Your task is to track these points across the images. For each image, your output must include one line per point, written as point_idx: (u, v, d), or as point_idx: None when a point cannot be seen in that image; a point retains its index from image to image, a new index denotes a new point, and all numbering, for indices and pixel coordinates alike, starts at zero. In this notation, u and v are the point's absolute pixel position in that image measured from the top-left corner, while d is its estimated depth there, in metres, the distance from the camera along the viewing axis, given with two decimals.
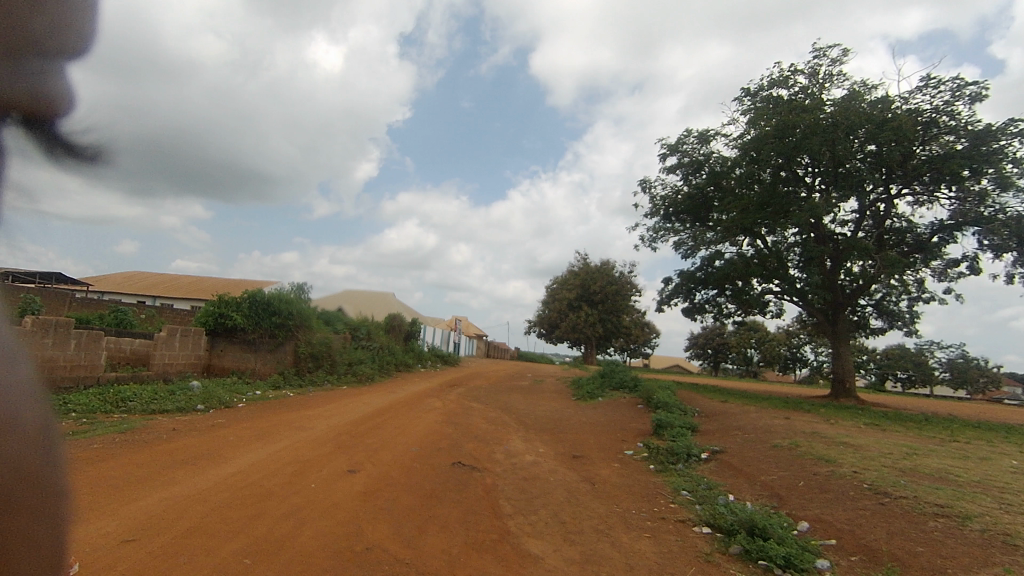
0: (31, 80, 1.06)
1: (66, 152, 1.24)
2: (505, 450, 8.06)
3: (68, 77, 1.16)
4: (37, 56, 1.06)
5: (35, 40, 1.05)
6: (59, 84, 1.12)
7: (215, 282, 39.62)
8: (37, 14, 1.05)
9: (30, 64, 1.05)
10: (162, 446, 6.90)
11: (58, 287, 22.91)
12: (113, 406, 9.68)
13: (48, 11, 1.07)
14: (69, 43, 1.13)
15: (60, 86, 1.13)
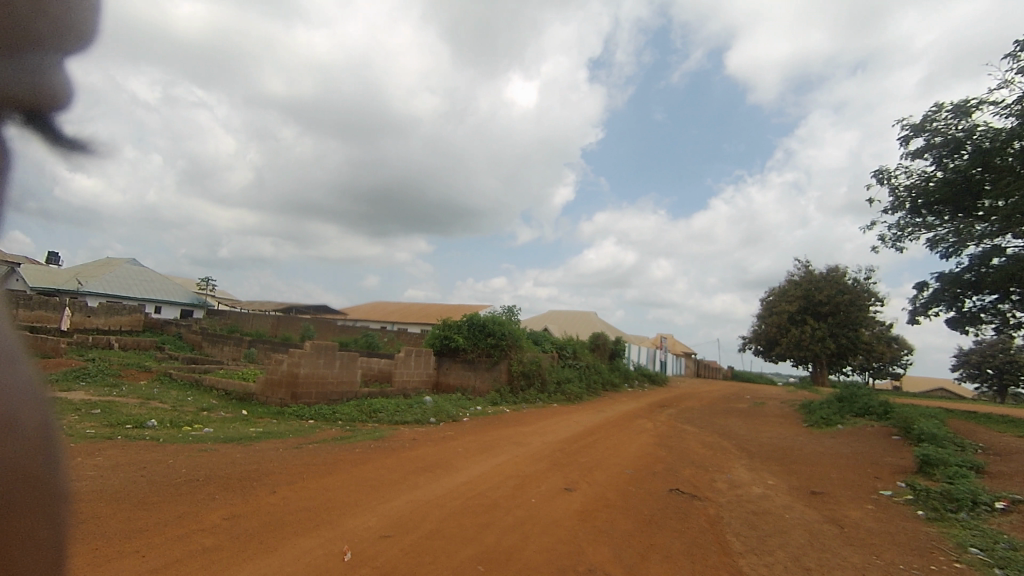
0: (30, 78, 0.96)
1: (75, 154, 1.13)
2: (728, 479, 7.46)
3: (69, 74, 1.04)
4: (36, 52, 0.96)
5: (33, 39, 0.95)
6: (60, 81, 1.01)
7: (438, 309, 44.63)
8: (41, 13, 0.96)
9: (29, 61, 0.95)
10: (405, 453, 7.91)
11: (325, 317, 28.10)
12: (368, 416, 11.43)
13: (54, 11, 0.98)
14: (70, 39, 1.02)
15: (60, 83, 1.01)
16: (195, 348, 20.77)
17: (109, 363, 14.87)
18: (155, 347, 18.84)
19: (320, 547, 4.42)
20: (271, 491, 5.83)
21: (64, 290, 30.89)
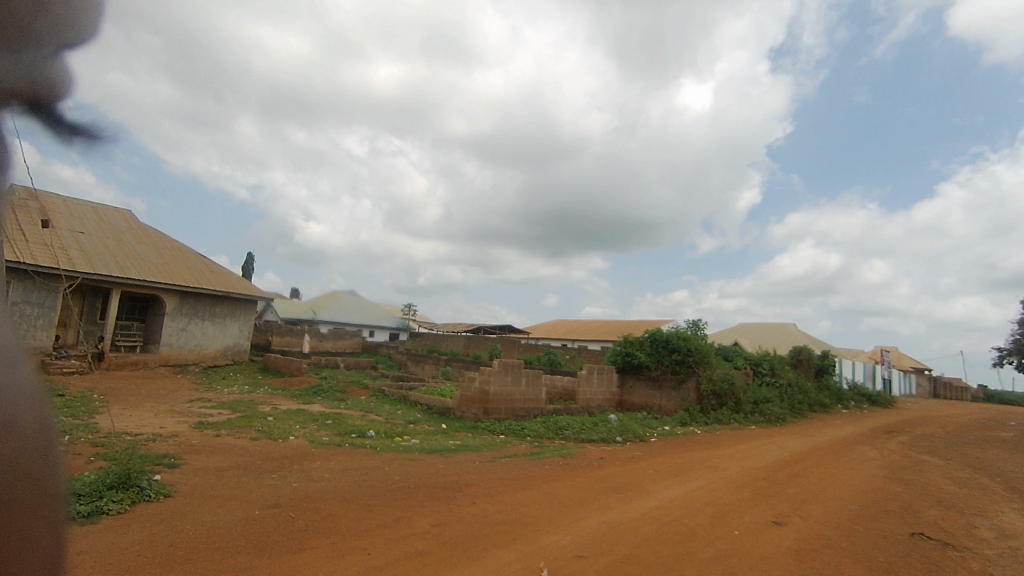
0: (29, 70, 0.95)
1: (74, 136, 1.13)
2: (993, 526, 6.02)
3: (68, 62, 1.05)
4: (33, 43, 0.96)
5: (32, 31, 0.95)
6: (56, 68, 1.01)
7: (618, 324, 44.21)
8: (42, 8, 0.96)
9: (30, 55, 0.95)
10: (595, 472, 7.86)
11: (510, 336, 29.57)
12: (555, 433, 11.67)
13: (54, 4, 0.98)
14: (70, 31, 1.03)
15: (57, 70, 1.01)
16: (402, 366, 23.35)
17: (338, 381, 17.44)
18: (371, 367, 21.63)
19: (518, 561, 4.58)
20: (471, 502, 6.23)
21: (304, 320, 37.24)
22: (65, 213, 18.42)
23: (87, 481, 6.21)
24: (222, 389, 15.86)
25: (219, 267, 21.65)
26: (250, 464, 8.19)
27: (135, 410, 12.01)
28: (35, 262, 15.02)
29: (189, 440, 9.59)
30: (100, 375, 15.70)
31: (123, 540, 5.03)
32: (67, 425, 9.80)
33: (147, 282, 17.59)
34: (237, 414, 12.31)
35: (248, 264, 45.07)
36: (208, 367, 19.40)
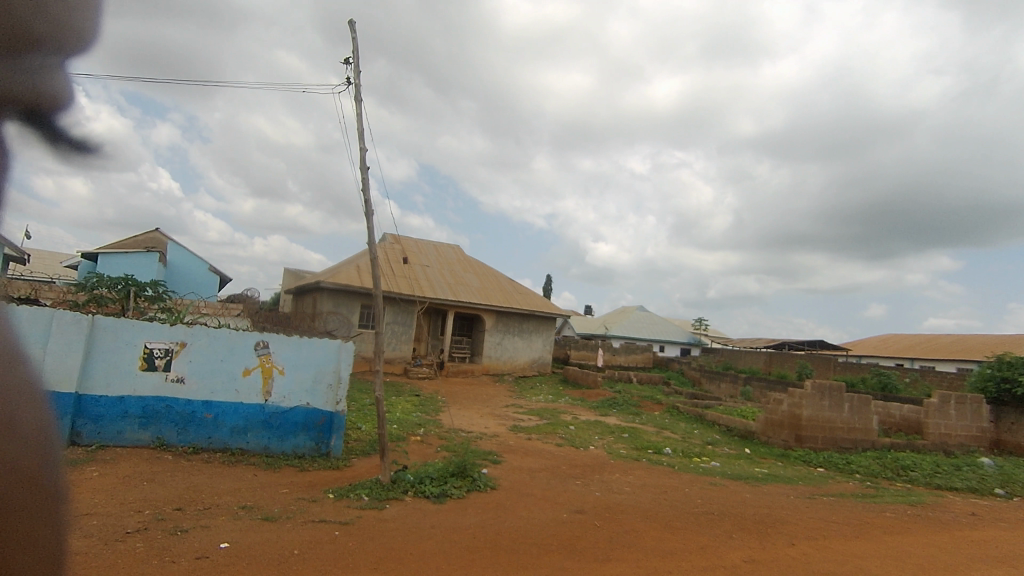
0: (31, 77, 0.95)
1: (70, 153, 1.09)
2: None
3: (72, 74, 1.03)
4: (35, 51, 0.94)
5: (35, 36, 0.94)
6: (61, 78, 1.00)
7: (983, 340, 34.21)
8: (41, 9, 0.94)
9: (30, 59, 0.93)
10: (963, 531, 6.12)
11: (826, 354, 25.62)
12: (895, 473, 9.58)
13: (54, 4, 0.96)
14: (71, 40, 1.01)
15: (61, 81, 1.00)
16: (696, 383, 22.42)
17: (632, 395, 17.71)
18: (663, 382, 21.39)
19: None
20: (789, 543, 5.51)
21: (597, 334, 39.17)
22: (417, 252, 23.51)
23: (437, 467, 7.63)
24: (532, 397, 17.76)
25: (525, 288, 24.56)
26: (557, 468, 8.93)
27: (467, 411, 14.37)
28: (400, 291, 19.49)
29: (507, 440, 11.00)
30: (442, 380, 19.34)
31: (463, 521, 6.02)
32: (423, 419, 12.31)
33: (473, 303, 21.06)
34: (544, 420, 13.59)
35: (547, 284, 49.99)
36: (519, 377, 22.03)
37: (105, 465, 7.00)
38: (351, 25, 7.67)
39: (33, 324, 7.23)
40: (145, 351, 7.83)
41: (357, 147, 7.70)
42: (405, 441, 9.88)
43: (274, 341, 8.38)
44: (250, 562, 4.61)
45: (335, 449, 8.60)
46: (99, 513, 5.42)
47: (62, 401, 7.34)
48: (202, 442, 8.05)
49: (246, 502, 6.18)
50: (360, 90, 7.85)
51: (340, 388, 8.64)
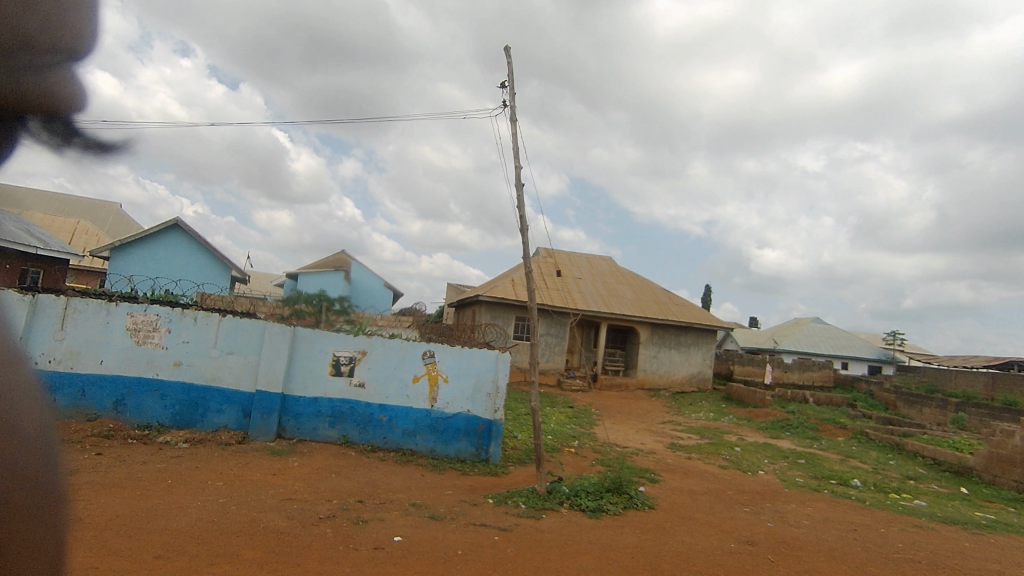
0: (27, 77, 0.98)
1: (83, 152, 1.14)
2: None
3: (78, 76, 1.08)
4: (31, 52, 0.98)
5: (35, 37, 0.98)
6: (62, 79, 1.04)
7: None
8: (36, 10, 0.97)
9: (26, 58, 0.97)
10: None
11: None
12: None
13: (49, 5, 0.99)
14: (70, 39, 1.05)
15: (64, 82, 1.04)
16: (890, 407, 19.38)
17: (809, 417, 15.86)
18: (848, 405, 18.85)
19: None
20: None
21: (764, 349, 35.90)
22: (570, 264, 23.73)
23: (593, 481, 7.52)
24: (691, 414, 16.80)
25: (682, 299, 23.45)
26: (722, 492, 8.30)
27: (622, 426, 14.05)
28: (554, 303, 19.79)
29: (665, 458, 10.52)
30: (596, 393, 19.18)
31: (620, 539, 5.85)
32: (578, 432, 12.31)
33: (627, 315, 20.63)
34: (706, 440, 12.75)
35: (706, 294, 47.19)
36: (677, 393, 21.01)
37: (304, 457, 8.06)
38: (507, 50, 8.06)
39: (251, 335, 8.70)
40: (333, 359, 8.90)
41: (513, 165, 8.02)
42: (559, 452, 9.95)
43: (439, 351, 9.02)
44: (420, 557, 4.95)
45: (493, 456, 8.96)
46: (299, 499, 6.25)
47: (272, 400, 8.61)
48: (379, 441, 8.89)
49: (415, 500, 6.67)
50: (515, 111, 8.19)
51: (498, 397, 9.02)
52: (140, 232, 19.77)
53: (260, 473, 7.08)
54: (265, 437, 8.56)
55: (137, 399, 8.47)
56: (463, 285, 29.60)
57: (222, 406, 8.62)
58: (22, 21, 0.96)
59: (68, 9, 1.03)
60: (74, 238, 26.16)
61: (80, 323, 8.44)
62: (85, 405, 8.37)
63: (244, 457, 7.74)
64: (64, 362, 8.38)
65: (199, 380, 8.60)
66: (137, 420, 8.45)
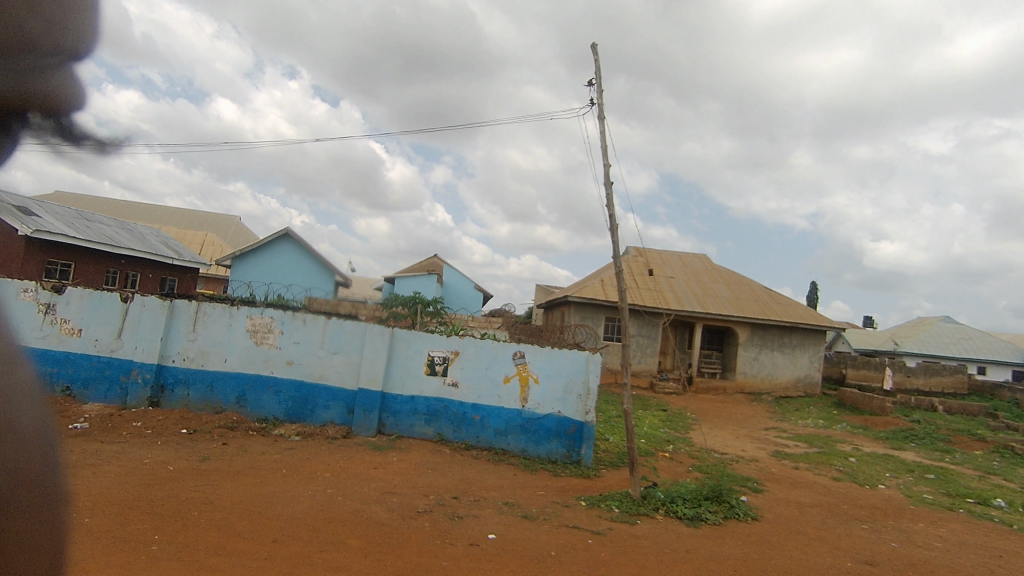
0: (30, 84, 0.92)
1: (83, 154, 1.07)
2: None
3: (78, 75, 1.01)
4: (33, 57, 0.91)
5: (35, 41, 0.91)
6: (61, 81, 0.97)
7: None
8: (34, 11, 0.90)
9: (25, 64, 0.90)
10: None
11: None
12: None
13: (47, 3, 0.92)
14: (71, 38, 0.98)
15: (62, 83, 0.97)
16: None
17: (938, 427, 14.25)
18: (987, 414, 16.74)
19: None
20: None
21: (882, 350, 32.80)
22: (662, 263, 23.02)
23: (690, 488, 7.23)
24: (798, 421, 15.68)
25: (785, 297, 21.98)
26: (836, 506, 7.65)
27: (720, 431, 13.40)
28: (645, 303, 19.29)
29: (769, 467, 9.89)
30: (692, 397, 18.45)
31: (721, 551, 5.57)
32: (672, 436, 11.89)
33: (724, 315, 19.66)
34: (816, 449, 11.85)
35: (812, 292, 43.91)
36: (782, 397, 19.69)
37: (402, 452, 8.42)
38: (593, 48, 7.95)
39: (354, 336, 9.23)
40: (429, 359, 9.23)
41: (601, 163, 7.90)
42: (654, 457, 9.66)
43: (529, 352, 9.07)
44: (513, 556, 5.00)
45: (586, 458, 8.88)
46: (398, 492, 6.53)
47: (373, 397, 9.09)
48: (472, 439, 9.11)
49: (508, 500, 6.75)
50: (603, 109, 8.06)
51: (589, 399, 8.93)
52: (256, 242, 21.65)
53: (364, 467, 7.49)
54: (367, 432, 9.05)
55: (256, 394, 9.27)
56: (552, 285, 29.63)
57: (329, 402, 9.22)
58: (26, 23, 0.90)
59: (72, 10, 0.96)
60: (202, 249, 29.15)
61: (208, 325, 9.38)
62: (213, 399, 9.29)
63: (348, 450, 8.22)
64: (196, 360, 9.35)
65: (308, 377, 9.26)
66: (256, 414, 9.25)
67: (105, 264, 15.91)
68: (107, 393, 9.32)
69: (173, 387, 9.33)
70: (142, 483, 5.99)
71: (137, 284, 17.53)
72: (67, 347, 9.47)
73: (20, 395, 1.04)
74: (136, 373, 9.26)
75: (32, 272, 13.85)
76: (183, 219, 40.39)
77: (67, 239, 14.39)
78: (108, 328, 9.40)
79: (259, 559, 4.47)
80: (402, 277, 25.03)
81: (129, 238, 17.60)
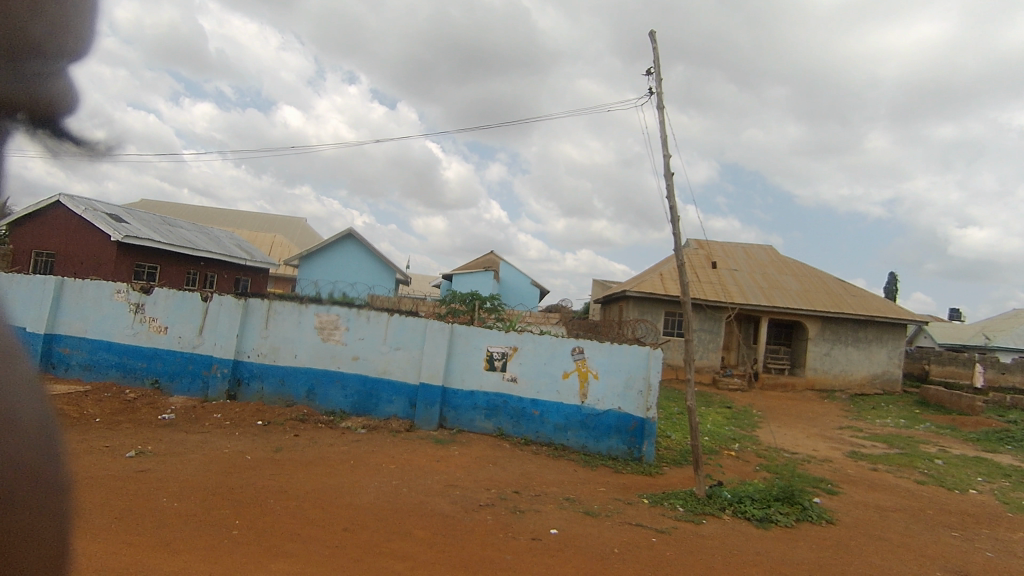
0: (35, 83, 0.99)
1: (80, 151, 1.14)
2: None
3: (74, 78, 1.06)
4: (35, 56, 0.98)
5: (36, 42, 0.98)
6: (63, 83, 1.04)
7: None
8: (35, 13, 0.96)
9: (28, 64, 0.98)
10: None
11: None
12: None
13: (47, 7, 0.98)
14: (67, 44, 1.04)
15: (63, 86, 1.04)
16: None
17: None
18: None
19: None
20: None
21: (972, 345, 30.35)
22: (724, 256, 22.26)
23: (759, 488, 6.97)
24: (876, 420, 14.79)
25: (860, 289, 20.75)
26: (920, 511, 7.18)
27: (790, 430, 12.82)
28: (708, 297, 18.70)
29: (844, 468, 9.38)
30: (758, 394, 17.75)
31: (795, 555, 5.34)
32: (738, 434, 11.47)
33: (793, 309, 18.78)
34: (897, 450, 11.13)
35: (891, 283, 41.19)
36: (857, 395, 18.62)
37: (464, 446, 8.55)
38: (652, 36, 7.76)
39: (415, 332, 9.45)
40: (487, 354, 9.31)
41: (661, 155, 7.71)
42: (718, 455, 9.37)
43: (588, 347, 9.00)
44: (577, 552, 4.97)
45: (647, 455, 8.72)
46: (461, 485, 6.65)
47: (434, 392, 9.27)
48: (532, 435, 9.13)
49: (570, 495, 6.72)
50: (662, 98, 7.86)
51: (650, 395, 8.76)
52: (322, 242, 22.63)
53: (427, 459, 7.67)
54: (429, 426, 9.25)
55: (324, 388, 9.66)
56: (609, 281, 29.28)
57: (392, 396, 9.49)
58: (28, 26, 0.96)
59: (73, 13, 1.02)
60: (271, 250, 30.63)
61: (280, 323, 9.86)
62: (285, 392, 9.76)
63: (411, 443, 8.44)
64: (269, 355, 9.84)
65: (373, 372, 9.57)
66: (324, 407, 9.64)
67: (186, 266, 17.02)
68: (190, 386, 9.98)
69: (249, 381, 9.86)
70: (222, 472, 6.36)
71: (214, 284, 18.66)
72: (155, 343, 10.20)
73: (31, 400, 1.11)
74: (216, 368, 9.84)
75: (123, 274, 15.02)
76: (253, 222, 42.58)
77: (152, 243, 15.49)
78: (190, 326, 10.06)
79: (329, 546, 4.65)
80: (459, 274, 25.45)
81: (207, 242, 18.76)
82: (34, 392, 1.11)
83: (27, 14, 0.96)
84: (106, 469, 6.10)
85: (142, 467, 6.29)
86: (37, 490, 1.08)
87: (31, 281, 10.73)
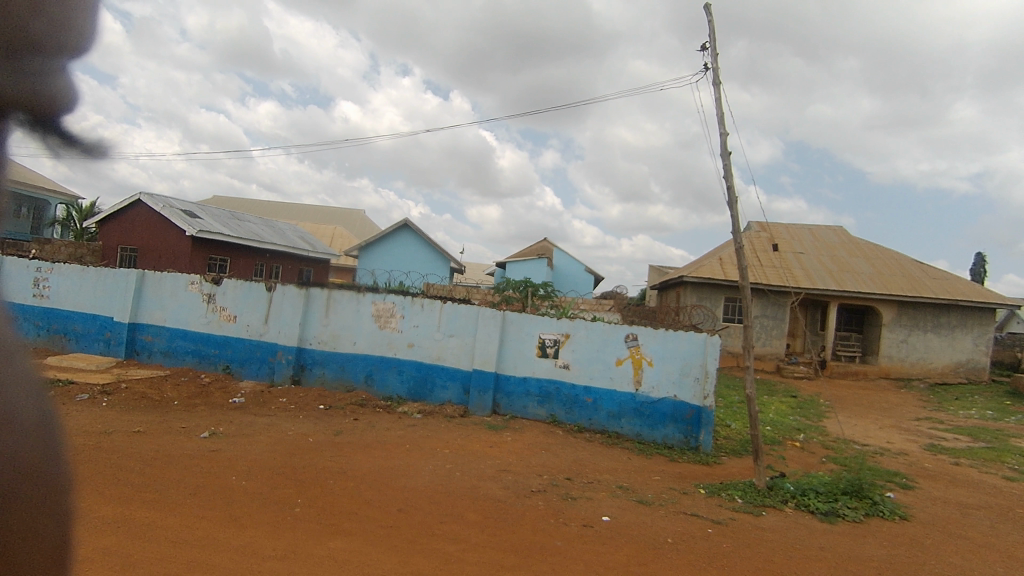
0: (38, 84, 0.88)
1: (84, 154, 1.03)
2: None
3: (75, 79, 0.94)
4: (37, 56, 0.87)
5: (35, 44, 0.87)
6: (63, 83, 0.92)
7: None
8: (33, 12, 0.86)
9: (30, 66, 0.87)
10: None
11: None
12: None
13: (49, 5, 0.88)
14: (71, 43, 0.93)
15: (64, 86, 0.92)
16: None
17: None
18: None
19: None
20: None
21: None
22: (789, 238, 21.24)
23: (824, 480, 6.65)
24: (958, 411, 13.80)
25: (941, 271, 19.31)
26: (1006, 508, 6.65)
27: (861, 420, 12.14)
28: (771, 282, 17.89)
29: (922, 462, 8.79)
30: (827, 382, 16.89)
31: (864, 551, 5.06)
32: (803, 424, 10.97)
33: (865, 293, 17.72)
34: (983, 444, 10.31)
35: (977, 263, 38.00)
36: (938, 385, 17.40)
37: (517, 432, 8.62)
38: (707, 9, 7.39)
39: (466, 319, 9.56)
40: (540, 341, 9.31)
41: (718, 133, 7.40)
42: (781, 446, 8.99)
43: (643, 334, 8.83)
44: (629, 540, 4.92)
45: (705, 444, 8.50)
46: (513, 471, 6.70)
47: (487, 378, 9.35)
48: (585, 421, 9.08)
49: (622, 483, 6.63)
50: (718, 74, 7.51)
51: (707, 382, 8.53)
52: (379, 233, 23.25)
53: (480, 445, 7.76)
54: (482, 412, 9.36)
55: (382, 374, 9.95)
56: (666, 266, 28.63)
57: (446, 382, 9.66)
58: (28, 24, 0.86)
59: (69, 8, 0.91)
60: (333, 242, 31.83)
61: (339, 311, 10.21)
62: (345, 377, 10.12)
63: (464, 429, 8.56)
64: (329, 342, 10.21)
65: (427, 359, 9.77)
66: (382, 392, 9.94)
67: (253, 258, 17.88)
68: (258, 371, 10.53)
69: (312, 367, 10.29)
70: (286, 452, 6.68)
71: (279, 275, 19.54)
72: (226, 331, 10.80)
73: (52, 417, 1.03)
74: (281, 355, 10.33)
75: (197, 266, 15.97)
76: (317, 216, 44.31)
77: (223, 237, 16.40)
78: (257, 315, 10.60)
79: (383, 527, 4.79)
80: (513, 262, 25.53)
81: (273, 235, 19.62)
82: (47, 394, 1.01)
83: (26, 11, 0.86)
84: (180, 449, 6.50)
85: (214, 447, 6.68)
86: (57, 512, 1.01)
87: (116, 273, 11.58)
